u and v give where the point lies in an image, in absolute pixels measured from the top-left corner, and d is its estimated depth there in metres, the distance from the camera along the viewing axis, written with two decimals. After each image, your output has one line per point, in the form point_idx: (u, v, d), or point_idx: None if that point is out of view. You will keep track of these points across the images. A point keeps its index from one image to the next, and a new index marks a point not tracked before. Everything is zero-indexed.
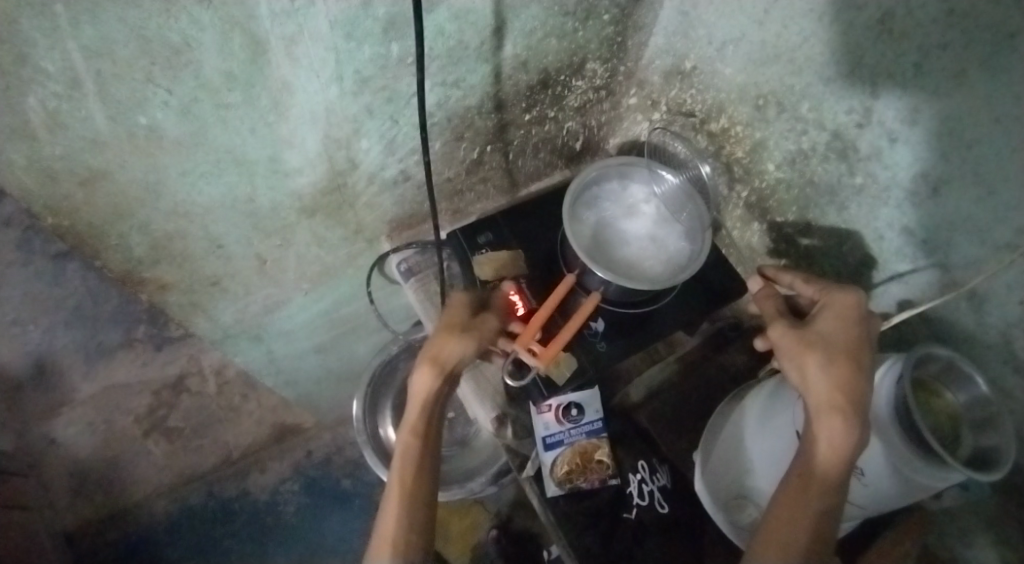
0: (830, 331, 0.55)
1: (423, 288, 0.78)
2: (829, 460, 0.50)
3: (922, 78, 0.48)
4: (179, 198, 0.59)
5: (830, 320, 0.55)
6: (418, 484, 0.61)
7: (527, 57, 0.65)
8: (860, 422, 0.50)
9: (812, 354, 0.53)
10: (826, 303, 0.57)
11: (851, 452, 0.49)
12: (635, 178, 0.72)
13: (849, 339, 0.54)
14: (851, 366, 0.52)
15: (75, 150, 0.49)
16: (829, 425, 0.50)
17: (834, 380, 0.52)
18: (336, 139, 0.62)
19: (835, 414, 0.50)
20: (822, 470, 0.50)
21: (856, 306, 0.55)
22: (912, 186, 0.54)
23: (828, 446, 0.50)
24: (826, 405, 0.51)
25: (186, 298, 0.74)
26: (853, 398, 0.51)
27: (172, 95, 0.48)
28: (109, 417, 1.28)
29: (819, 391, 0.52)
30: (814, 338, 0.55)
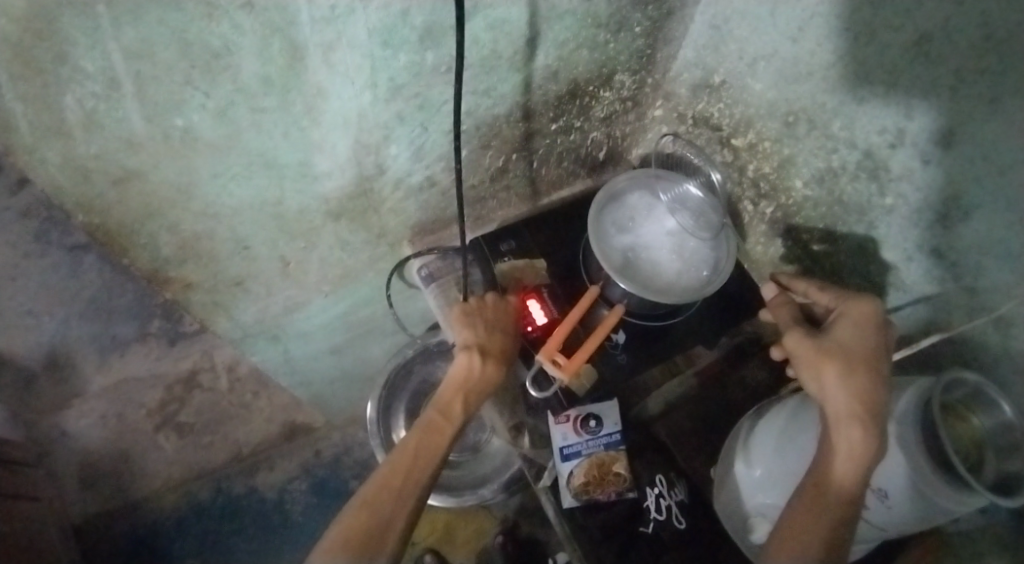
0: (848, 339, 0.55)
1: (443, 294, 0.77)
2: (847, 470, 0.49)
3: (960, 102, 0.48)
4: (210, 198, 0.59)
5: (849, 328, 0.56)
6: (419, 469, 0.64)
7: (558, 68, 0.65)
8: (879, 432, 0.50)
9: (831, 364, 0.54)
10: (843, 312, 0.57)
11: (869, 464, 0.49)
12: (654, 189, 0.73)
13: (867, 347, 0.54)
14: (870, 375, 0.52)
15: (110, 150, 0.50)
16: (848, 435, 0.50)
17: (853, 390, 0.52)
18: (366, 144, 0.62)
19: (855, 425, 0.50)
20: (840, 481, 0.50)
21: (875, 313, 0.55)
22: (944, 209, 0.53)
23: (846, 458, 0.50)
24: (845, 416, 0.51)
25: (209, 298, 0.74)
26: (872, 407, 0.51)
27: (209, 98, 0.48)
28: (121, 410, 1.24)
29: (838, 401, 0.52)
30: (832, 347, 0.55)
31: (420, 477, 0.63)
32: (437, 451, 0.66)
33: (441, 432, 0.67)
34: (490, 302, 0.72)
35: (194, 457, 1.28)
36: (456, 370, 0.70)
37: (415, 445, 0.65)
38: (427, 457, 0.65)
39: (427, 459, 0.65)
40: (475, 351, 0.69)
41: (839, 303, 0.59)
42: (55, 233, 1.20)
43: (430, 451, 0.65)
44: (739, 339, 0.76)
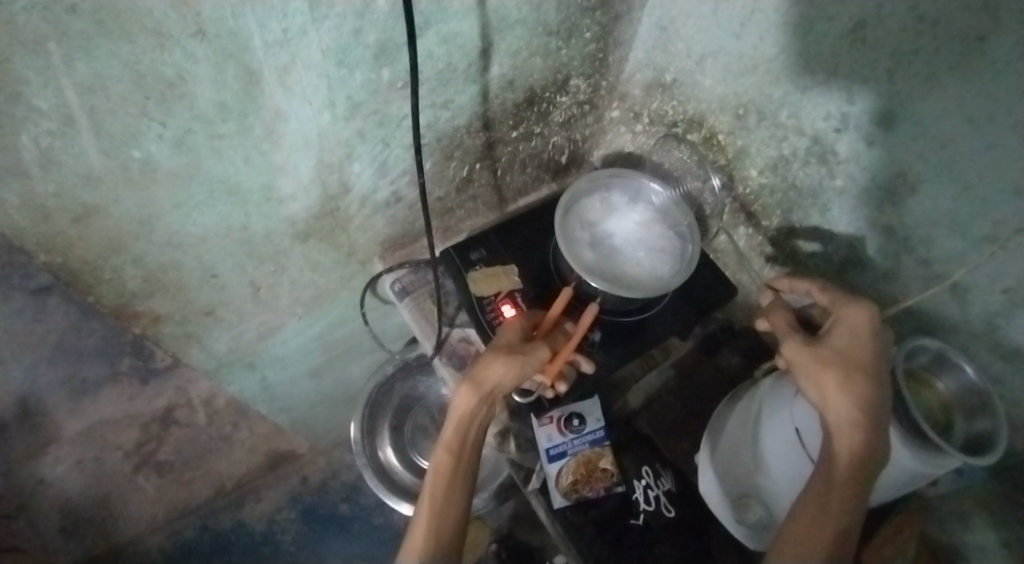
0: (845, 346, 0.54)
1: (419, 307, 0.79)
2: (850, 477, 0.49)
3: (896, 84, 0.51)
4: (173, 228, 0.58)
5: (844, 335, 0.54)
6: (442, 529, 0.56)
7: (513, 76, 0.66)
8: (879, 433, 0.49)
9: (828, 370, 0.52)
10: (841, 317, 0.56)
11: (869, 468, 0.49)
12: (632, 190, 0.74)
13: (862, 350, 0.53)
14: (869, 382, 0.51)
15: (68, 187, 0.49)
16: (849, 443, 0.50)
17: (855, 398, 0.50)
18: (329, 163, 0.62)
19: (858, 431, 0.50)
20: (839, 484, 0.50)
21: (870, 321, 0.54)
22: (892, 186, 0.56)
23: (845, 464, 0.49)
24: (845, 422, 0.50)
25: (180, 330, 0.73)
26: (872, 412, 0.50)
27: (166, 127, 0.48)
28: (100, 452, 1.08)
29: (838, 407, 0.51)
30: (829, 353, 0.53)
31: (444, 534, 0.56)
32: (455, 498, 0.58)
33: (454, 479, 0.59)
34: (506, 337, 0.65)
35: (177, 494, 1.21)
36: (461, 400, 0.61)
37: (430, 503, 0.57)
38: (446, 512, 0.57)
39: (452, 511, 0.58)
40: (481, 384, 0.60)
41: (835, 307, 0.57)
42: (12, 274, 0.90)
43: (447, 505, 0.57)
44: (709, 328, 0.79)
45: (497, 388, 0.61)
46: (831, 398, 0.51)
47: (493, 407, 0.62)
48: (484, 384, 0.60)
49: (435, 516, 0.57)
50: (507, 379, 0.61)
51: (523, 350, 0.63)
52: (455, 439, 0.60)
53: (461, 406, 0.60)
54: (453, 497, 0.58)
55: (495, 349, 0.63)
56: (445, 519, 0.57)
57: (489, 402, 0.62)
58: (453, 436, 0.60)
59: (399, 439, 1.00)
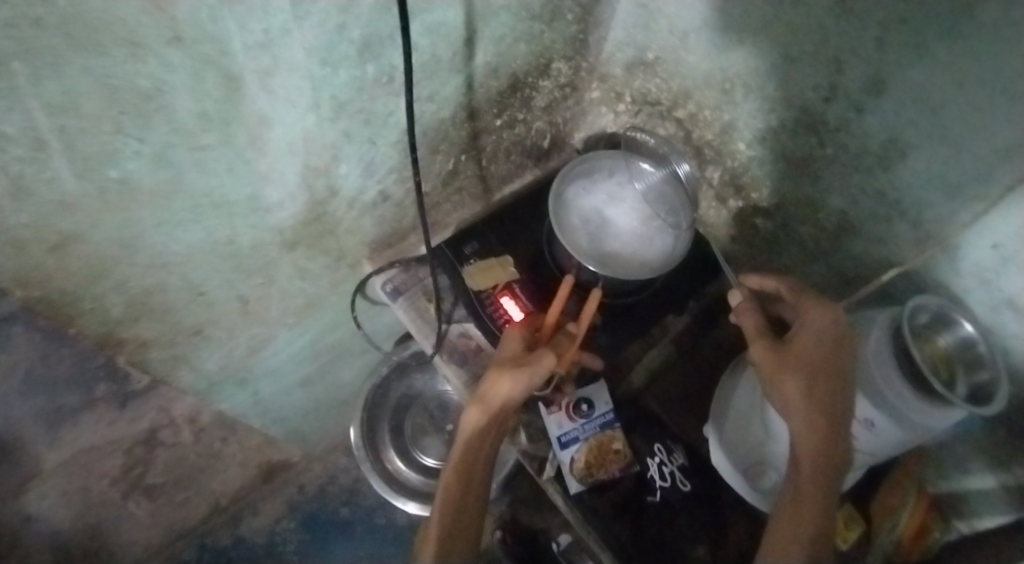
0: (808, 351, 0.55)
1: (414, 307, 0.77)
2: (812, 477, 0.53)
3: (884, 51, 0.51)
4: (156, 248, 0.55)
5: (810, 337, 0.56)
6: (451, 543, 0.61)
7: (497, 64, 0.64)
8: (839, 437, 0.53)
9: (790, 379, 0.54)
10: (807, 319, 0.57)
11: (832, 468, 0.53)
12: (646, 178, 0.74)
13: (825, 358, 0.54)
14: (828, 388, 0.53)
15: (44, 216, 0.46)
16: (810, 448, 0.53)
17: (814, 404, 0.53)
18: (315, 167, 0.59)
19: (818, 437, 0.52)
20: (807, 486, 0.53)
21: (835, 321, 0.55)
22: (881, 151, 0.57)
23: (809, 467, 0.53)
24: (807, 428, 0.53)
25: (167, 353, 0.69)
26: (832, 418, 0.53)
27: (144, 143, 0.45)
28: (86, 483, 0.95)
29: (799, 412, 0.54)
30: (794, 362, 0.55)
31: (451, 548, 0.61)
32: (463, 514, 0.62)
33: (463, 498, 0.62)
34: (506, 349, 0.64)
35: (173, 516, 1.15)
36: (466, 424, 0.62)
37: (438, 522, 0.62)
38: (456, 528, 0.62)
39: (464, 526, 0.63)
40: (482, 410, 0.61)
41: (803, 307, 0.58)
42: None
43: (455, 522, 0.62)
44: (705, 300, 0.77)
45: (504, 407, 0.61)
46: (795, 405, 0.54)
47: (501, 428, 0.63)
48: (489, 408, 0.61)
49: (445, 535, 0.61)
50: (514, 396, 0.61)
51: (529, 360, 0.62)
52: (463, 463, 0.62)
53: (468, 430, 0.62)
54: (459, 515, 0.62)
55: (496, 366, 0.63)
56: (453, 534, 0.62)
57: (497, 424, 0.63)
58: (462, 457, 0.62)
59: (399, 439, 0.99)
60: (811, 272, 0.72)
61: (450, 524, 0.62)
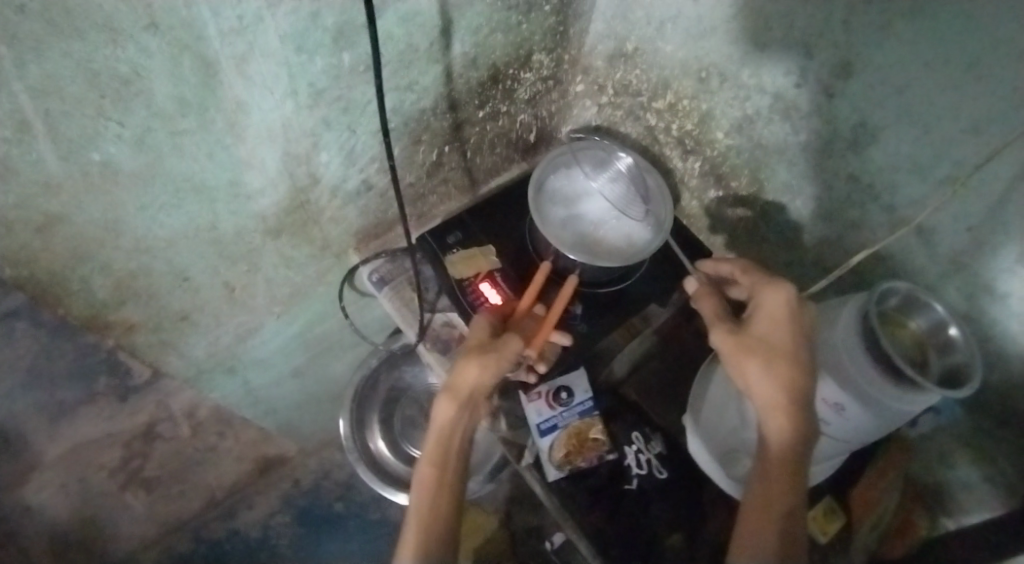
0: (765, 331, 0.56)
1: (399, 296, 0.78)
2: (785, 452, 0.52)
3: (852, 34, 0.52)
4: (140, 232, 0.57)
5: (765, 319, 0.57)
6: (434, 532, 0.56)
7: (475, 54, 0.65)
8: (803, 413, 0.52)
9: (752, 358, 0.55)
10: (761, 300, 0.58)
11: (802, 441, 0.52)
12: (636, 177, 0.73)
13: (782, 336, 0.55)
14: (789, 364, 0.53)
15: (29, 197, 0.47)
16: (777, 423, 0.52)
17: (779, 380, 0.53)
18: (295, 154, 0.61)
19: (782, 411, 0.52)
20: (781, 462, 0.52)
21: (786, 300, 0.56)
22: (853, 136, 0.58)
23: (779, 441, 0.52)
24: (772, 403, 0.53)
25: (155, 337, 0.71)
26: (797, 393, 0.52)
27: (124, 127, 0.47)
28: (82, 475, 0.97)
29: (763, 390, 0.53)
30: (753, 342, 0.56)
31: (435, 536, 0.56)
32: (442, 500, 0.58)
33: (439, 487, 0.58)
34: (473, 336, 0.65)
35: (170, 509, 1.17)
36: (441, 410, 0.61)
37: (417, 510, 0.57)
38: (437, 513, 0.57)
39: (442, 519, 0.57)
40: (455, 392, 0.61)
41: (757, 289, 0.60)
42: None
43: (436, 508, 0.57)
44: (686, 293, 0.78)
45: (476, 389, 0.61)
46: (757, 385, 0.54)
47: (475, 412, 0.62)
48: (461, 390, 0.61)
49: (425, 523, 0.56)
50: (484, 379, 0.62)
51: (496, 345, 0.63)
52: (440, 444, 0.60)
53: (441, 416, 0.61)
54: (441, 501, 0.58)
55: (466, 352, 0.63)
56: (433, 521, 0.57)
57: (471, 407, 0.62)
58: (436, 444, 0.60)
59: (389, 430, 1.00)
60: (792, 262, 0.72)
61: (432, 511, 0.57)
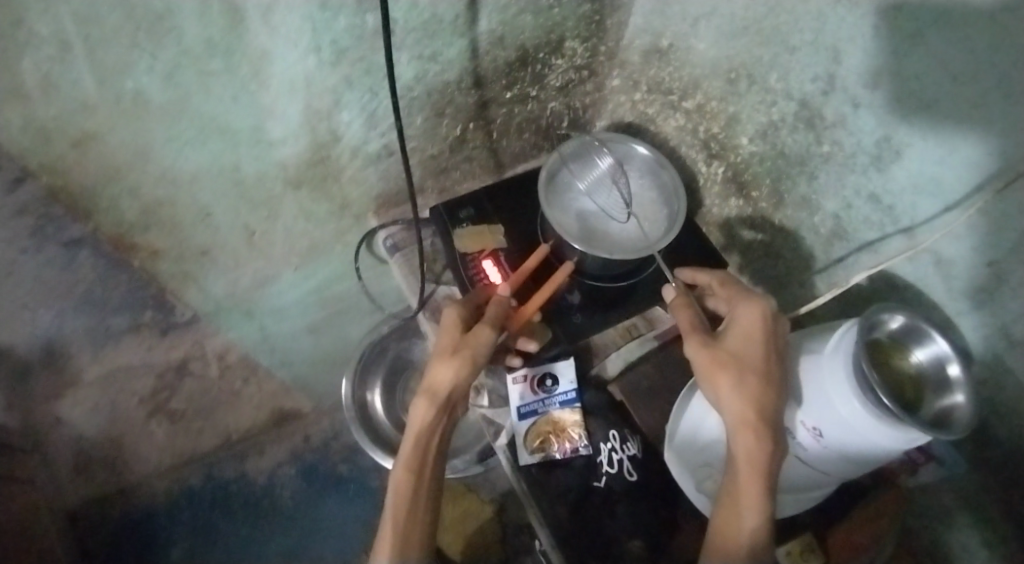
0: (740, 347, 0.55)
1: (408, 264, 0.81)
2: (750, 480, 0.50)
3: (881, 40, 0.49)
4: (167, 163, 0.62)
5: (741, 335, 0.56)
6: (411, 539, 0.56)
7: (503, 33, 0.66)
8: (773, 437, 0.51)
9: (725, 374, 0.53)
10: (738, 317, 0.57)
11: (771, 467, 0.50)
12: (656, 180, 0.72)
13: (757, 354, 0.54)
14: (760, 383, 0.52)
15: (68, 112, 0.52)
16: (746, 446, 0.51)
17: (750, 399, 0.52)
18: (317, 109, 0.64)
19: (753, 433, 0.51)
20: (748, 492, 0.50)
21: (763, 318, 0.56)
22: (877, 150, 0.54)
23: (749, 468, 0.50)
24: (742, 424, 0.51)
25: (176, 267, 0.78)
26: (765, 414, 0.52)
27: (156, 59, 0.51)
28: (114, 399, 1.05)
29: (734, 408, 0.52)
30: (727, 356, 0.54)
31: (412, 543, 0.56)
32: (420, 508, 0.57)
33: (417, 494, 0.57)
34: (448, 332, 0.63)
35: (185, 443, 1.20)
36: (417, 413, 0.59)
37: (393, 520, 0.56)
38: (415, 522, 0.57)
39: (420, 525, 0.57)
40: (433, 392, 0.60)
41: (735, 305, 0.59)
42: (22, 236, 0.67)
43: (414, 518, 0.56)
44: None
45: (454, 390, 0.60)
46: (730, 402, 0.52)
47: (452, 410, 0.61)
48: (440, 392, 0.60)
49: (402, 535, 0.56)
50: (463, 377, 0.60)
51: (475, 342, 0.62)
52: (417, 450, 0.58)
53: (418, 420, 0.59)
54: (418, 509, 0.57)
55: (444, 347, 0.62)
56: (411, 529, 0.56)
57: (449, 406, 0.61)
58: (413, 451, 0.58)
59: (389, 396, 1.03)
60: (807, 282, 0.68)
61: (409, 522, 0.56)
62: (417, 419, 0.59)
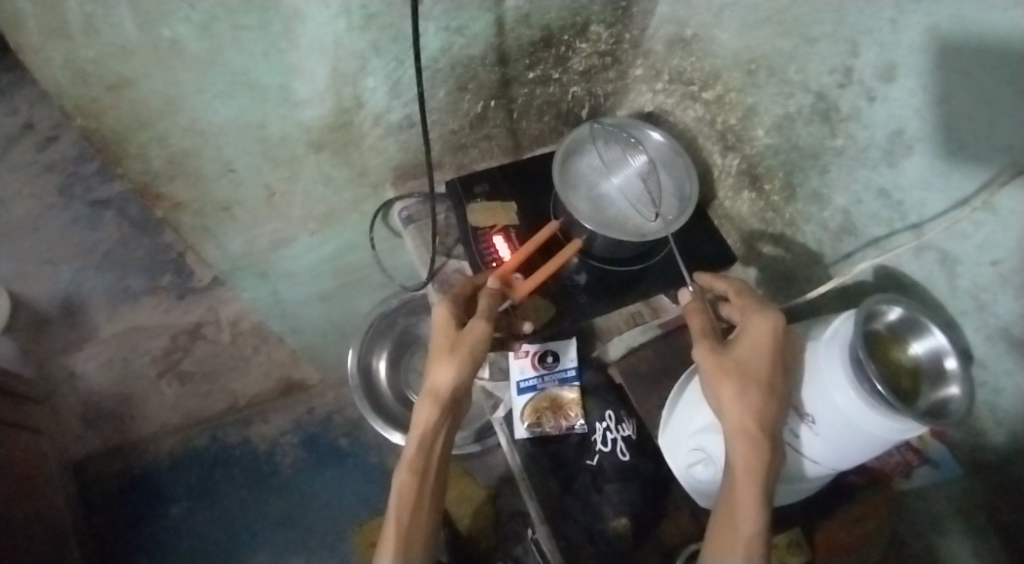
0: (746, 357, 0.55)
1: (421, 236, 0.83)
2: (747, 489, 0.51)
3: (898, 33, 0.50)
4: (196, 114, 0.64)
5: (748, 344, 0.55)
6: (415, 539, 0.57)
7: (529, 11, 0.68)
8: (771, 445, 0.52)
9: (727, 382, 0.54)
10: (749, 326, 0.56)
11: (767, 476, 0.51)
12: (669, 164, 0.73)
13: (763, 365, 0.54)
14: (763, 394, 0.53)
15: (106, 54, 0.54)
16: (743, 456, 0.52)
17: (751, 408, 0.52)
18: (343, 73, 0.66)
19: (750, 442, 0.52)
20: (744, 503, 0.51)
21: (774, 329, 0.55)
22: (890, 144, 0.55)
23: (745, 478, 0.51)
24: (741, 434, 0.52)
25: (197, 221, 0.79)
26: (765, 424, 0.52)
27: (194, 10, 0.52)
28: (127, 355, 1.23)
29: (735, 416, 0.53)
30: (731, 365, 0.55)
31: (416, 542, 0.57)
32: (425, 508, 0.58)
33: (421, 494, 0.58)
34: (442, 332, 0.62)
35: (193, 404, 1.22)
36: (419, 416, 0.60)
37: (397, 521, 0.57)
38: (419, 520, 0.58)
39: (425, 522, 0.58)
40: (435, 394, 0.60)
41: (746, 313, 0.58)
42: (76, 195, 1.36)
43: (418, 517, 0.57)
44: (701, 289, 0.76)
45: (454, 390, 0.60)
46: (731, 411, 0.53)
47: (455, 408, 0.61)
48: (441, 393, 0.60)
49: (406, 535, 0.56)
50: (463, 376, 0.60)
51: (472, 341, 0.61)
52: (419, 450, 0.59)
53: (421, 420, 0.59)
54: (423, 508, 0.58)
55: (442, 347, 0.62)
56: (416, 528, 0.57)
57: (451, 406, 0.61)
58: (416, 452, 0.59)
59: (393, 369, 1.04)
60: (815, 278, 0.69)
61: (414, 522, 0.57)
62: (420, 422, 0.60)
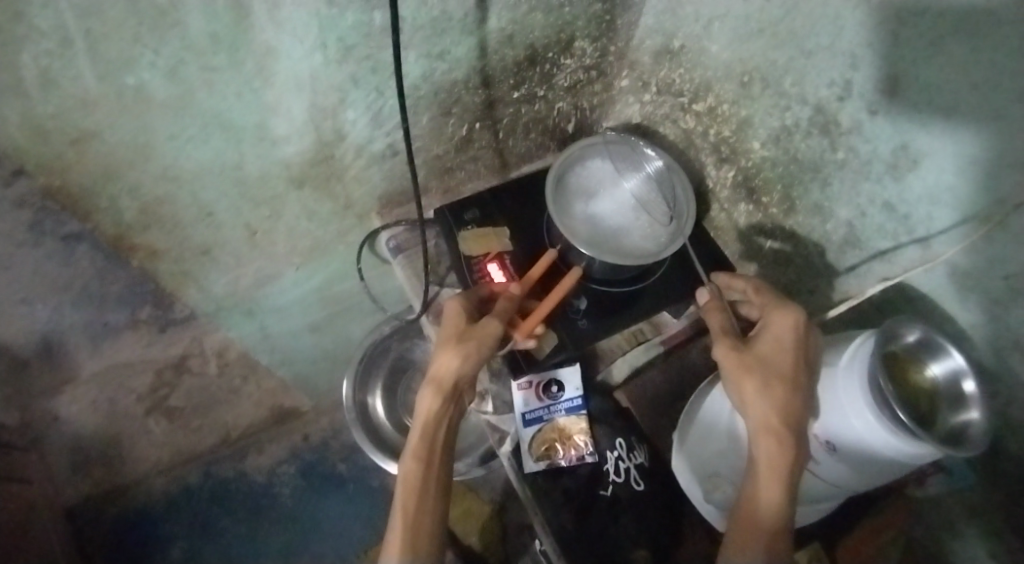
0: (769, 351, 0.54)
1: (411, 265, 0.80)
2: (771, 481, 0.50)
3: (899, 47, 0.48)
4: (167, 161, 0.60)
5: (771, 339, 0.55)
6: (419, 534, 0.55)
7: (513, 31, 0.65)
8: (796, 440, 0.51)
9: (751, 376, 0.53)
10: (771, 321, 0.56)
11: (792, 470, 0.50)
12: (667, 185, 0.71)
13: (787, 360, 0.53)
14: (787, 388, 0.52)
15: (66, 109, 0.51)
16: (767, 449, 0.50)
17: (776, 402, 0.51)
18: (322, 107, 0.63)
19: (775, 436, 0.51)
20: (767, 496, 0.50)
21: (797, 325, 0.55)
22: (894, 159, 0.53)
23: (770, 471, 0.50)
24: (764, 427, 0.51)
25: (175, 267, 0.77)
26: (790, 417, 0.51)
27: (158, 55, 0.49)
28: (116, 394, 0.98)
29: (758, 410, 0.52)
30: (754, 360, 0.54)
31: (420, 537, 0.54)
32: (428, 500, 0.56)
33: (424, 486, 0.56)
34: (450, 322, 0.61)
35: (185, 442, 1.15)
36: (423, 404, 0.58)
37: (401, 512, 0.55)
38: (423, 513, 0.55)
39: (429, 518, 0.56)
40: (440, 383, 0.58)
41: (768, 309, 0.58)
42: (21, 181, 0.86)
43: (423, 510, 0.55)
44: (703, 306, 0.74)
45: (460, 381, 0.59)
46: (755, 403, 0.52)
47: (460, 401, 0.60)
48: (445, 382, 0.58)
49: (410, 529, 0.54)
50: (468, 369, 0.59)
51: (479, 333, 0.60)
52: (424, 441, 0.57)
53: (424, 409, 0.58)
54: (426, 502, 0.56)
55: (449, 338, 0.60)
56: (420, 522, 0.55)
57: (455, 398, 0.59)
58: (422, 440, 0.57)
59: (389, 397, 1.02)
60: (818, 289, 0.68)
61: (418, 514, 0.55)
62: (424, 409, 0.58)
